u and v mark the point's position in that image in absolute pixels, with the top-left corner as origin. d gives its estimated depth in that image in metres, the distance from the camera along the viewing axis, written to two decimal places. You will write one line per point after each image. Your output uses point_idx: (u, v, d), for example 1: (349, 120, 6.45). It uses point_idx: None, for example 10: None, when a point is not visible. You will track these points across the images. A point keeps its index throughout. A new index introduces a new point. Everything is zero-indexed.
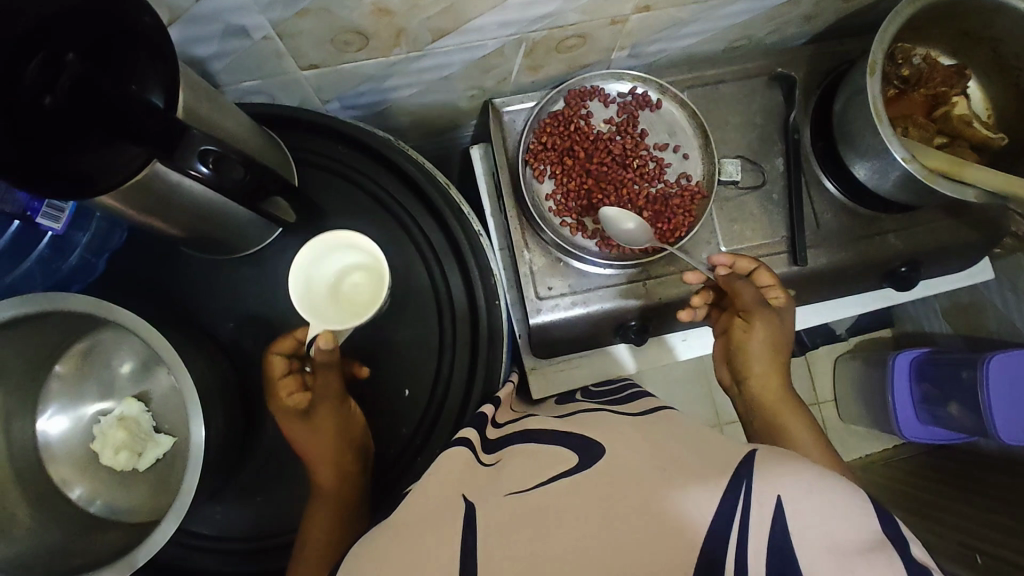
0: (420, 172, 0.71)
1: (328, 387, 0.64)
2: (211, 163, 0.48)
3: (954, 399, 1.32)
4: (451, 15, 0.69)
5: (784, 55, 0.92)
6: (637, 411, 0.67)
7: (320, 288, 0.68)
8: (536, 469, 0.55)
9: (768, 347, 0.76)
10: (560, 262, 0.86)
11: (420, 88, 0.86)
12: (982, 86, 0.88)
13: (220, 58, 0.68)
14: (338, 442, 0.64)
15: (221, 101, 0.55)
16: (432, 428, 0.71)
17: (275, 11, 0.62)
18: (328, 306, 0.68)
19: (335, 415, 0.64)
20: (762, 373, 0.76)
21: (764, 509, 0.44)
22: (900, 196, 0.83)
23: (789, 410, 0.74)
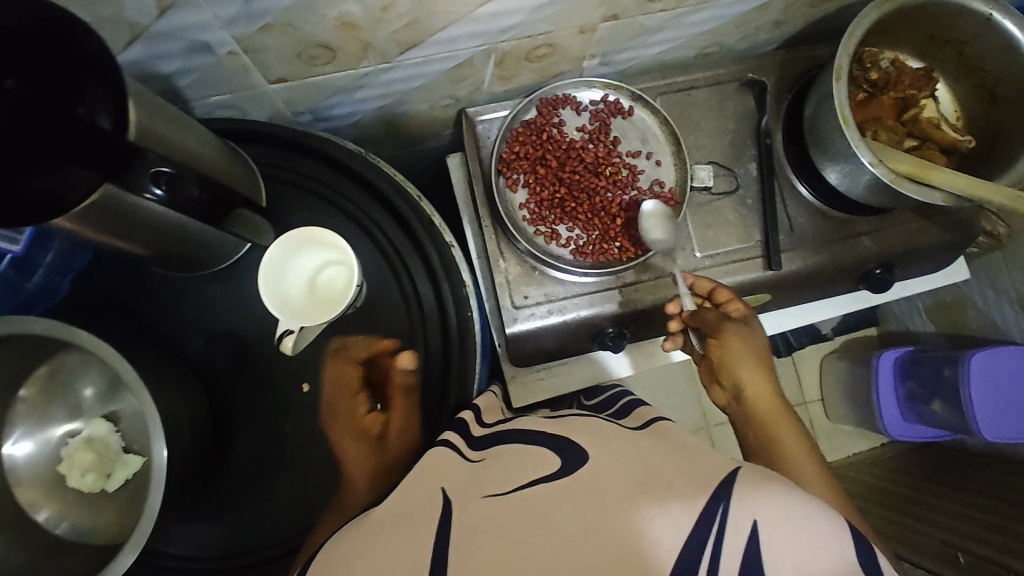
0: (390, 185, 0.71)
1: (403, 413, 0.64)
2: (164, 184, 0.51)
3: (938, 396, 1.33)
4: (418, 27, 0.69)
5: (754, 61, 0.93)
6: (637, 424, 0.65)
7: (298, 283, 0.67)
8: (519, 470, 0.53)
9: (751, 364, 0.71)
10: (536, 271, 0.86)
11: (392, 100, 0.86)
12: (951, 88, 0.89)
13: (186, 75, 0.68)
14: (393, 459, 0.61)
15: (181, 119, 0.54)
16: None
17: (238, 27, 0.62)
18: (309, 300, 0.67)
19: (401, 439, 0.63)
20: (756, 399, 0.69)
21: (736, 525, 0.44)
22: (869, 197, 0.83)
23: (781, 424, 0.66)
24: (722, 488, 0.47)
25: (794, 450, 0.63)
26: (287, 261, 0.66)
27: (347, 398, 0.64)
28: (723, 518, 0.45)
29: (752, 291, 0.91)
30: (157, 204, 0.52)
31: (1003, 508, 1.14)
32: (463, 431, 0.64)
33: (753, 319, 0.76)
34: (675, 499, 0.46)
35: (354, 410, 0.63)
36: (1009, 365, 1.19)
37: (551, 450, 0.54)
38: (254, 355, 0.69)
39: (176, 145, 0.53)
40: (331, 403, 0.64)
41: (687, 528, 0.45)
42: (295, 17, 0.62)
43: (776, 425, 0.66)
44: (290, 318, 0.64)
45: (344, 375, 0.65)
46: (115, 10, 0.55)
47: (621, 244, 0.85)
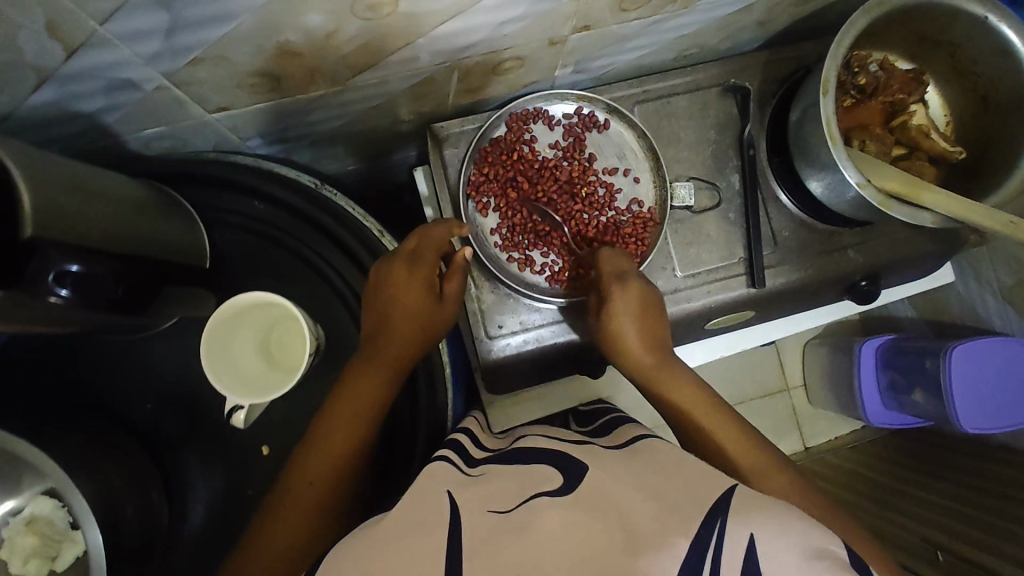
0: (349, 229, 0.67)
1: (455, 294, 0.70)
2: (71, 284, 0.46)
3: (918, 387, 1.32)
4: (370, 50, 0.62)
5: (736, 63, 0.87)
6: (621, 441, 0.63)
7: (254, 357, 0.60)
8: (523, 486, 0.51)
9: (629, 347, 0.71)
10: (510, 298, 0.81)
11: (348, 119, 0.79)
12: (941, 91, 0.84)
13: (112, 111, 0.61)
14: (433, 326, 0.67)
15: (94, 187, 0.49)
16: (393, 464, 0.75)
17: (163, 63, 0.55)
18: (269, 370, 0.61)
19: (444, 314, 0.68)
20: (646, 374, 0.71)
21: (733, 539, 0.42)
22: (854, 211, 0.80)
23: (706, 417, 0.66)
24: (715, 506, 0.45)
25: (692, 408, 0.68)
26: (231, 336, 0.59)
27: (431, 255, 0.67)
28: (719, 538, 0.42)
29: (734, 308, 0.88)
30: (66, 306, 0.46)
31: (987, 501, 1.14)
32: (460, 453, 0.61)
33: (619, 298, 0.71)
34: (677, 525, 0.43)
35: (428, 267, 0.67)
36: (988, 358, 1.19)
37: (550, 468, 0.53)
38: (208, 416, 0.64)
39: (82, 216, 0.46)
40: (413, 254, 0.66)
41: (686, 545, 0.42)
42: (228, 49, 0.56)
43: (668, 388, 0.70)
44: (245, 396, 0.57)
45: (435, 238, 0.68)
46: (12, 55, 0.49)
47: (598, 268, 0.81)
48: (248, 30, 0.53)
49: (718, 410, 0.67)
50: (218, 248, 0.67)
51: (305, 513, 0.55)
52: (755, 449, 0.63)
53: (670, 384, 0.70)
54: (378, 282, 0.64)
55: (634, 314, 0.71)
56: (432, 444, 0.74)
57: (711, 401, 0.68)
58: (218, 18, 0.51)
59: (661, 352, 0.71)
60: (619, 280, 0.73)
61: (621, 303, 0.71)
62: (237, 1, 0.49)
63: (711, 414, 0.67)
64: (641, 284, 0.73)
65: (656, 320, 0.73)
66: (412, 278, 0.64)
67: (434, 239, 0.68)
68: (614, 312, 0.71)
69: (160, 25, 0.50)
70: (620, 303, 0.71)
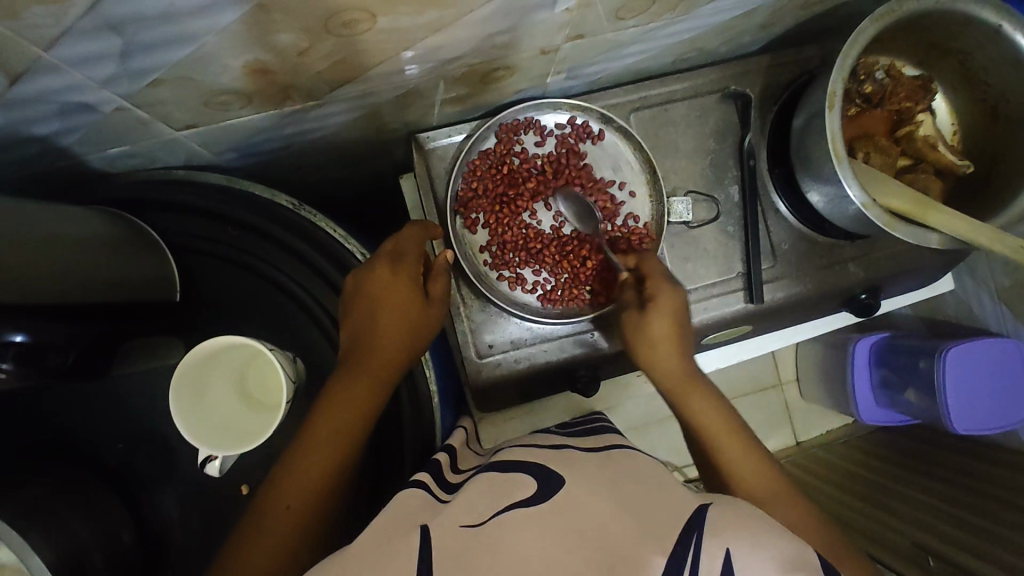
0: (330, 258, 0.63)
1: (440, 296, 0.67)
2: (14, 356, 0.43)
3: (913, 386, 1.24)
4: (348, 65, 0.58)
5: (737, 67, 0.83)
6: (596, 447, 0.63)
7: (230, 402, 0.57)
8: (496, 497, 0.52)
9: (661, 352, 0.68)
10: (501, 317, 0.78)
11: (327, 131, 0.74)
12: (948, 99, 0.81)
13: (70, 133, 0.57)
14: (424, 325, 0.63)
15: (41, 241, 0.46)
16: (381, 477, 0.70)
17: (121, 85, 0.51)
18: (248, 415, 0.57)
19: (433, 316, 0.65)
20: (672, 381, 0.68)
21: (710, 559, 0.43)
22: (851, 227, 0.77)
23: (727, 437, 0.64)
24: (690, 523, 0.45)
25: (714, 428, 0.64)
26: (200, 381, 0.55)
27: (411, 255, 0.65)
28: (695, 552, 0.43)
29: (732, 323, 0.85)
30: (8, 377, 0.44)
31: (985, 504, 1.02)
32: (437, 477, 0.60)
33: (663, 299, 0.69)
34: (654, 540, 0.44)
35: (412, 268, 0.64)
36: (987, 358, 1.14)
37: (528, 486, 0.52)
38: (184, 455, 0.61)
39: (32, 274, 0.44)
40: (393, 256, 0.63)
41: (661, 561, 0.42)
42: (192, 71, 0.51)
43: (689, 400, 0.67)
44: (219, 448, 0.54)
45: (411, 237, 0.67)
46: None
47: (592, 288, 0.79)
48: (212, 51, 0.49)
49: (738, 435, 0.64)
50: (191, 276, 0.64)
51: (284, 533, 0.51)
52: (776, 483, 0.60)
53: (695, 398, 0.66)
54: (364, 284, 0.60)
55: (671, 319, 0.68)
56: (422, 452, 0.69)
57: (735, 427, 0.65)
58: (179, 40, 0.46)
59: (691, 363, 0.69)
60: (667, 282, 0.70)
61: (664, 304, 0.68)
62: (197, 25, 0.45)
63: (733, 439, 0.63)
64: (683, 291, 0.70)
65: (689, 332, 0.70)
66: (395, 280, 0.62)
67: (412, 240, 0.66)
68: (653, 311, 0.68)
69: (113, 49, 0.45)
70: (663, 303, 0.68)
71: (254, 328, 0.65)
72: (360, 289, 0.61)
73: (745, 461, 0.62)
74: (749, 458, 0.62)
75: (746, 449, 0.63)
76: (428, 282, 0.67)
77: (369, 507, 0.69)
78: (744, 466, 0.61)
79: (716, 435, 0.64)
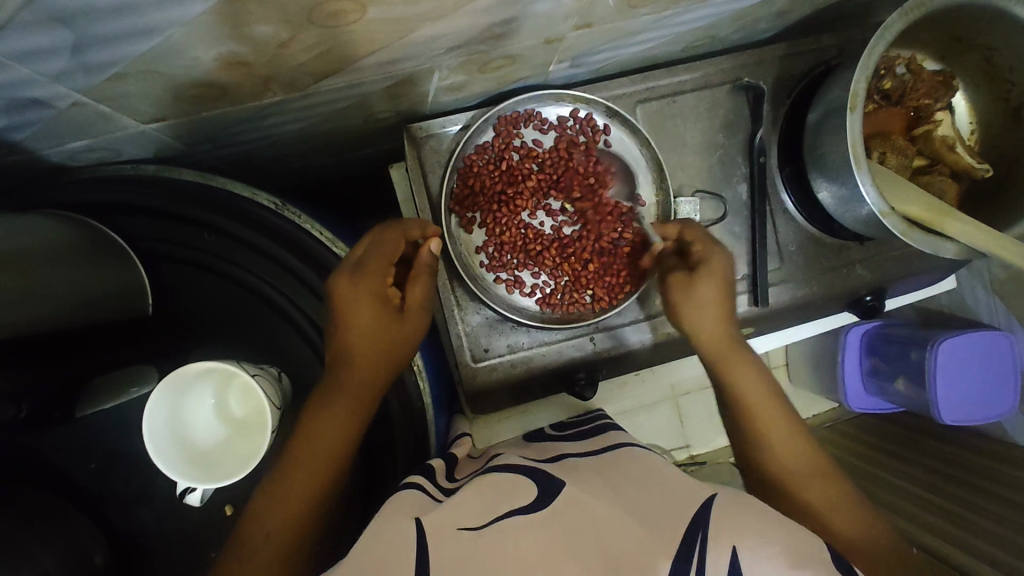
0: (319, 266, 0.59)
1: (418, 301, 0.61)
2: None
3: (903, 373, 1.08)
4: (334, 56, 0.52)
5: (750, 57, 0.78)
6: (598, 450, 0.60)
7: (211, 430, 0.53)
8: (493, 501, 0.49)
9: (705, 317, 0.63)
10: (497, 320, 0.75)
11: (310, 121, 0.68)
12: (969, 97, 0.77)
13: (22, 129, 0.51)
14: (403, 336, 0.58)
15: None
16: (375, 477, 0.64)
17: (77, 80, 0.45)
18: (236, 439, 0.53)
19: (409, 327, 0.59)
20: (716, 347, 0.63)
21: (716, 556, 0.41)
22: (860, 229, 0.72)
23: (771, 411, 0.61)
24: (697, 520, 0.43)
25: (755, 398, 0.61)
26: (178, 414, 0.51)
27: (381, 269, 0.57)
28: (701, 551, 0.41)
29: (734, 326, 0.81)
30: None
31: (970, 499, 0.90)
32: (432, 478, 0.57)
33: (713, 265, 0.64)
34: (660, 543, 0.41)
35: (383, 284, 0.58)
36: (984, 350, 0.99)
37: (531, 485, 0.50)
38: (162, 475, 0.58)
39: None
40: (355, 265, 0.56)
41: (667, 564, 0.40)
42: (158, 64, 0.45)
43: (731, 366, 0.62)
44: (212, 479, 0.50)
45: (382, 247, 0.59)
46: None
47: (593, 292, 0.76)
48: (179, 44, 0.43)
49: (782, 414, 0.61)
50: (167, 284, 0.59)
51: (274, 551, 0.49)
52: (820, 471, 0.58)
53: (740, 369, 0.62)
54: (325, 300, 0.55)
55: (718, 288, 0.64)
56: (415, 457, 0.63)
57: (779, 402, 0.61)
58: (141, 31, 0.41)
59: (735, 331, 0.64)
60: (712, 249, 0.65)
61: (715, 271, 0.64)
62: (163, 16, 0.39)
63: (774, 411, 0.61)
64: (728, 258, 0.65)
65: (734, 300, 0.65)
66: (360, 294, 0.55)
67: (383, 249, 0.59)
68: (704, 277, 0.64)
69: (64, 42, 0.40)
70: (714, 271, 0.63)
71: (235, 341, 0.61)
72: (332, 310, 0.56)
73: (781, 439, 0.60)
74: (790, 437, 0.60)
75: (789, 427, 0.60)
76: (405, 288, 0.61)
77: (363, 506, 0.63)
78: (782, 444, 0.59)
79: (758, 408, 0.61)
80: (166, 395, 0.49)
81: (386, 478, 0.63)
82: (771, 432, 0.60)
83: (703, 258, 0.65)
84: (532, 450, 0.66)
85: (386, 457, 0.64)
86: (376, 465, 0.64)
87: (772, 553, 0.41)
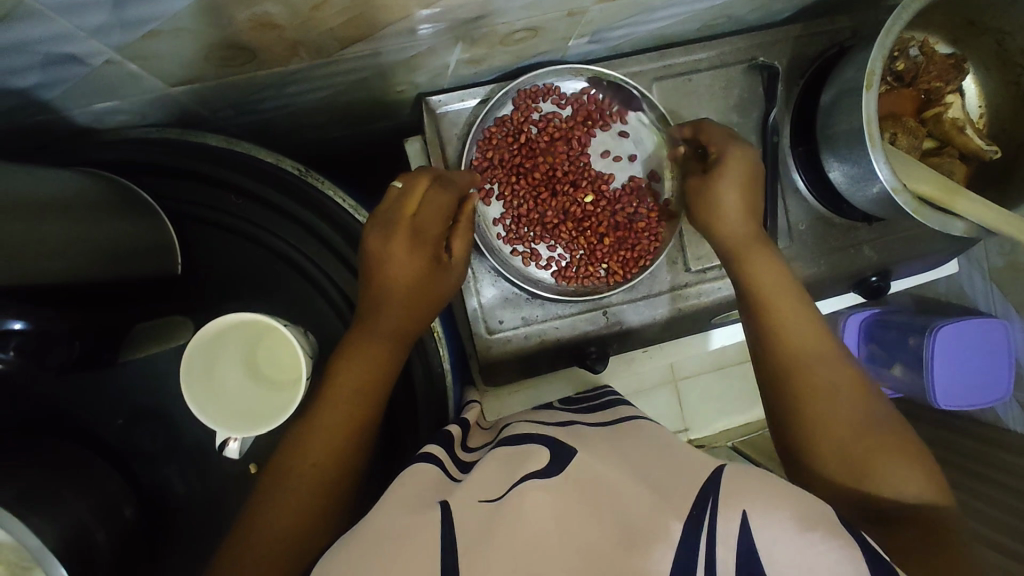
0: (344, 230, 0.60)
1: (460, 254, 0.61)
2: (15, 346, 0.41)
3: (899, 360, 1.10)
4: (363, 22, 0.53)
5: (766, 37, 0.79)
6: (608, 421, 0.61)
7: (242, 383, 0.54)
8: (509, 471, 0.48)
9: (728, 212, 0.66)
10: (513, 292, 0.76)
11: (330, 91, 0.69)
12: (978, 81, 0.79)
13: (54, 86, 0.51)
14: (438, 291, 0.59)
15: (34, 210, 0.42)
16: (396, 446, 0.65)
17: (113, 37, 0.46)
18: (265, 391, 0.54)
19: (447, 283, 0.60)
20: (735, 240, 0.65)
21: (728, 518, 0.40)
22: (871, 209, 0.74)
23: (798, 324, 0.59)
24: (709, 480, 0.44)
25: (774, 295, 0.61)
26: (210, 365, 0.52)
27: (433, 230, 0.58)
28: (712, 513, 0.40)
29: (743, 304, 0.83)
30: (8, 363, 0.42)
31: (953, 474, 0.92)
32: (449, 448, 0.57)
33: (732, 159, 0.67)
34: (676, 503, 0.42)
35: (433, 243, 0.58)
36: (977, 339, 0.98)
37: (547, 452, 0.50)
38: (188, 433, 0.59)
39: (42, 262, 0.42)
40: (414, 230, 0.57)
41: (679, 528, 0.40)
42: (191, 22, 0.46)
43: (751, 260, 0.64)
44: (244, 429, 0.52)
45: (436, 209, 0.58)
46: None
47: (608, 266, 0.77)
48: (215, 2, 0.44)
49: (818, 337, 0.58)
50: (194, 246, 0.60)
51: (301, 498, 0.49)
52: (862, 407, 0.54)
53: (761, 266, 0.63)
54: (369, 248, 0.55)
55: (740, 181, 0.66)
56: (437, 421, 0.64)
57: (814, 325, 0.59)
58: None
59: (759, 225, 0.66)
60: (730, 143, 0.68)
61: (733, 163, 0.66)
62: None
63: (795, 310, 0.60)
64: (751, 151, 0.68)
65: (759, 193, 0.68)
66: (407, 251, 0.56)
67: (434, 208, 0.58)
68: (724, 169, 0.66)
69: None
70: (731, 164, 0.66)
71: (258, 305, 0.62)
72: (373, 270, 0.55)
73: (802, 336, 0.58)
74: (810, 339, 0.58)
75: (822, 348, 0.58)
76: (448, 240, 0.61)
77: (384, 471, 0.65)
78: (802, 340, 0.58)
79: (777, 304, 0.60)
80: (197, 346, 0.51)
81: (406, 441, 0.65)
82: (802, 348, 0.58)
83: (719, 154, 0.68)
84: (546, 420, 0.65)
85: (408, 422, 0.65)
86: (399, 430, 0.65)
87: (781, 518, 0.40)
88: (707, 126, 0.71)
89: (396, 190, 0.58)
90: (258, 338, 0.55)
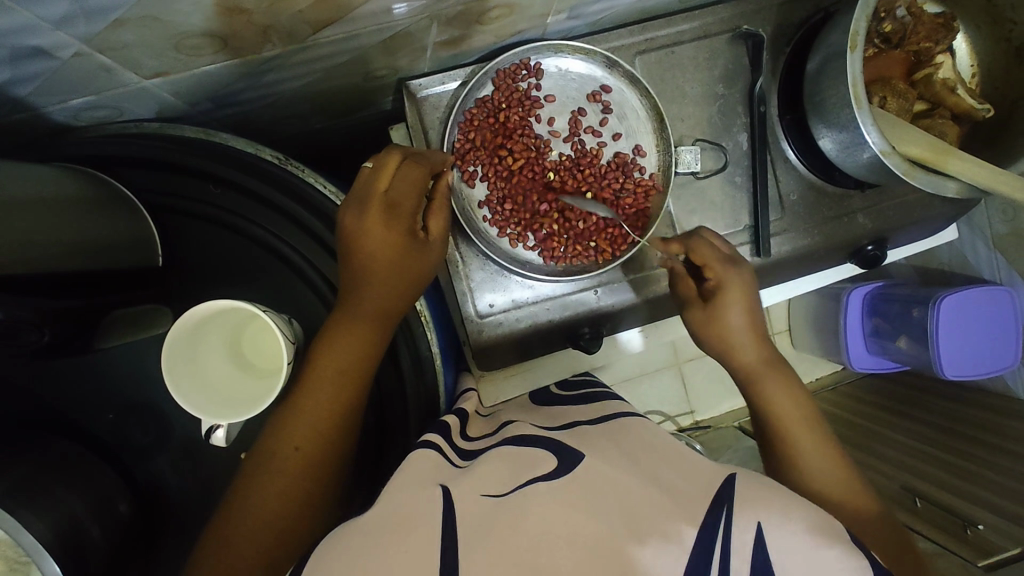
0: (323, 216, 0.60)
1: (438, 227, 0.61)
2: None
3: (905, 332, 1.05)
4: (331, 4, 0.52)
5: (749, 5, 0.78)
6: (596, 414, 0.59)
7: (228, 369, 0.55)
8: (501, 466, 0.47)
9: (739, 339, 0.66)
10: (501, 274, 0.75)
11: (307, 80, 0.68)
12: (969, 40, 0.78)
13: (25, 82, 0.51)
14: (421, 265, 0.58)
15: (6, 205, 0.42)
16: (387, 433, 0.65)
17: (77, 28, 0.45)
18: (250, 378, 0.55)
19: (431, 255, 0.60)
20: (750, 367, 0.66)
21: (742, 529, 0.39)
22: (863, 176, 0.72)
23: (818, 460, 0.60)
24: (722, 492, 0.42)
25: (795, 426, 0.62)
26: (193, 355, 0.52)
27: (410, 205, 0.57)
28: (726, 524, 0.40)
29: None
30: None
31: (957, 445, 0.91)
32: (446, 437, 0.56)
33: (734, 284, 0.66)
34: (683, 509, 0.40)
35: (409, 217, 0.57)
36: (984, 309, 0.96)
37: (545, 449, 0.50)
38: (179, 425, 0.59)
39: (14, 256, 0.41)
40: (388, 207, 0.56)
41: (692, 534, 0.39)
42: (157, 10, 0.45)
43: (769, 387, 0.65)
44: (232, 415, 0.52)
45: (408, 180, 0.57)
46: None
47: (596, 245, 0.76)
48: None
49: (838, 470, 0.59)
50: (176, 239, 0.60)
51: (288, 484, 0.49)
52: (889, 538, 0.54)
53: (775, 392, 0.65)
54: (347, 235, 0.55)
55: (746, 304, 0.66)
56: (427, 413, 0.64)
57: (832, 457, 0.60)
58: None
59: (768, 347, 0.66)
60: (731, 266, 0.67)
61: (736, 288, 0.66)
62: None
63: (814, 445, 0.61)
64: (747, 271, 0.67)
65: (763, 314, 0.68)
66: (386, 230, 0.55)
67: (409, 180, 0.57)
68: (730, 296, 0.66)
69: None
70: (735, 289, 0.66)
71: (242, 295, 0.62)
72: (353, 254, 0.55)
73: (822, 468, 0.59)
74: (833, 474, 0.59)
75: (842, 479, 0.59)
76: (426, 216, 0.61)
77: (377, 459, 0.65)
78: (825, 474, 0.59)
79: (797, 434, 0.62)
80: (177, 342, 0.50)
81: (397, 433, 0.64)
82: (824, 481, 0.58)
83: (719, 281, 0.66)
84: (546, 415, 0.64)
85: (398, 410, 0.65)
86: (389, 419, 0.65)
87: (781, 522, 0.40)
88: (698, 240, 0.70)
89: (367, 168, 0.57)
90: (241, 326, 0.56)
